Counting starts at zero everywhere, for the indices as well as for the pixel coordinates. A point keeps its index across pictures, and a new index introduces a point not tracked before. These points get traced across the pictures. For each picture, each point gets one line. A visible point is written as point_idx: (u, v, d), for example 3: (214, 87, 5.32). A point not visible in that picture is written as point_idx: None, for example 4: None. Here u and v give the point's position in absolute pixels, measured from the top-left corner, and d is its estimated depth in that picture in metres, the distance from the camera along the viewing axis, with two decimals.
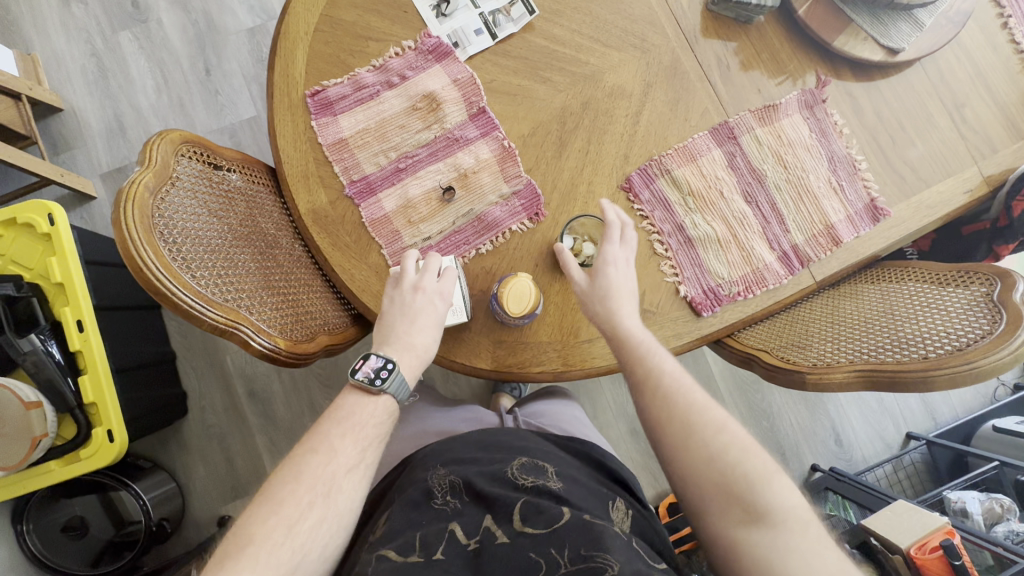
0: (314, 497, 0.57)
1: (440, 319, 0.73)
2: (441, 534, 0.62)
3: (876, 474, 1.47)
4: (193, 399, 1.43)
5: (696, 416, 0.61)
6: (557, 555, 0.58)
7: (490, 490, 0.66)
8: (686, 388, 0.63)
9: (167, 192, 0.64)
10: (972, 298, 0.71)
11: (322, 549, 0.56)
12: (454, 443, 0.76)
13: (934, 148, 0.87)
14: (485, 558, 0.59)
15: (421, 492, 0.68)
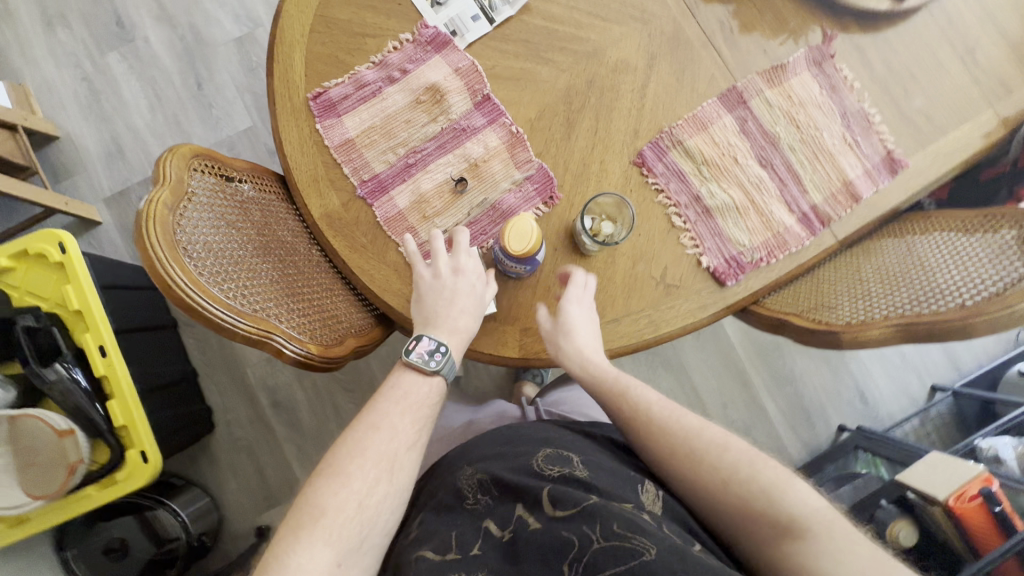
0: (383, 476, 0.60)
1: (479, 299, 0.74)
2: (478, 531, 0.63)
3: (905, 429, 1.44)
4: (219, 414, 1.44)
5: (704, 447, 0.65)
6: (589, 531, 0.57)
7: (517, 481, 0.65)
8: (675, 417, 0.69)
9: (185, 208, 0.63)
10: (1004, 241, 0.70)
11: (387, 523, 0.60)
12: (481, 438, 0.78)
13: (947, 94, 0.85)
14: (518, 546, 0.60)
15: (452, 494, 0.68)
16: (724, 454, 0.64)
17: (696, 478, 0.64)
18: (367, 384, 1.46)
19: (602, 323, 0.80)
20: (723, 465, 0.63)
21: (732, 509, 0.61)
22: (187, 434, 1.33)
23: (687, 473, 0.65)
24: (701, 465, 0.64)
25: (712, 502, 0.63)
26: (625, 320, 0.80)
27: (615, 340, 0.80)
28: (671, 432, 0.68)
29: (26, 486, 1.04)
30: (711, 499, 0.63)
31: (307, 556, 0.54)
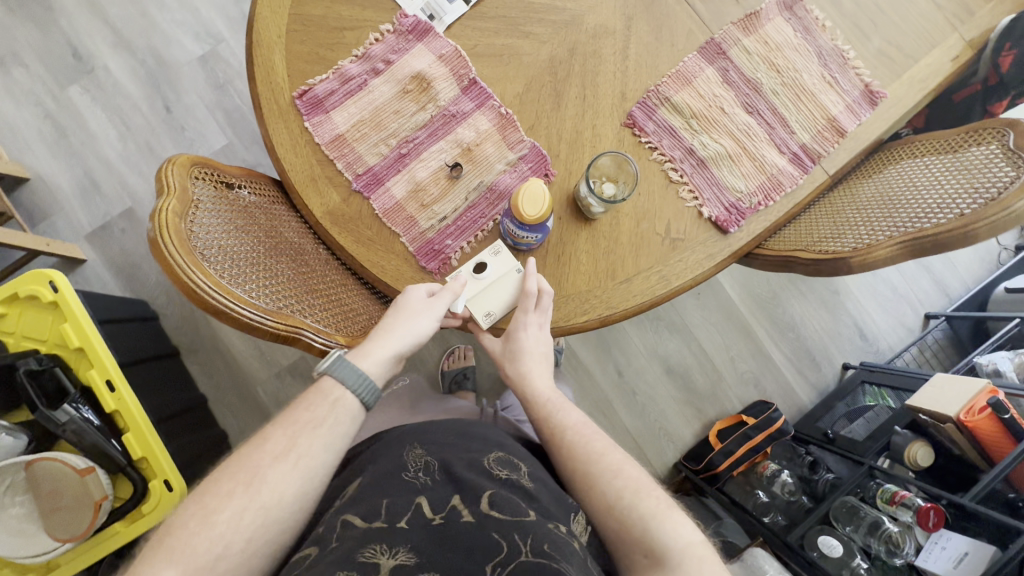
0: (247, 504, 0.53)
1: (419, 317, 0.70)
2: (410, 504, 0.60)
3: (905, 359, 1.51)
4: (234, 435, 1.42)
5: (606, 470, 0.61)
6: (518, 542, 0.54)
7: (466, 474, 0.64)
8: (586, 439, 0.65)
9: (193, 214, 0.62)
10: (988, 152, 0.73)
11: (244, 545, 0.52)
12: (434, 426, 0.77)
13: (914, 23, 0.88)
14: (449, 530, 0.57)
15: (396, 464, 0.68)
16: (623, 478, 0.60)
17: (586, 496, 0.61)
18: None
19: (614, 285, 0.81)
20: (613, 490, 0.59)
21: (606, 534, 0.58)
22: (205, 460, 1.31)
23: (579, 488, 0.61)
24: (596, 484, 0.60)
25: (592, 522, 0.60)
26: (637, 279, 0.82)
27: (629, 301, 0.81)
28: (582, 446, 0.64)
29: (50, 529, 1.00)
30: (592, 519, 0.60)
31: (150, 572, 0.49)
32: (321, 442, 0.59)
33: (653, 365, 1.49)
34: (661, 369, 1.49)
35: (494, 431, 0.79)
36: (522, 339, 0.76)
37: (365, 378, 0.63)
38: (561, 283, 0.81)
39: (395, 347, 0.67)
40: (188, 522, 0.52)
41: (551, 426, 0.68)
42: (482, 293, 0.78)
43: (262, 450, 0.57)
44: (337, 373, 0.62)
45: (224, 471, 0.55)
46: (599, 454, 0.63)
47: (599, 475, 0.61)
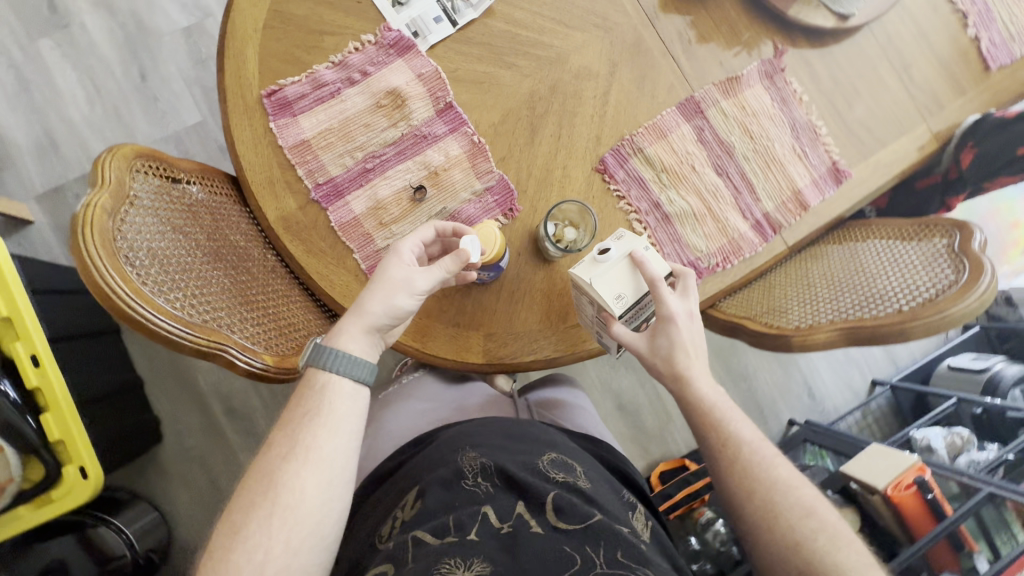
0: (271, 509, 0.54)
1: (399, 285, 0.65)
2: (475, 514, 0.61)
3: (848, 422, 1.54)
4: (168, 422, 1.37)
5: (791, 485, 0.61)
6: (592, 553, 0.57)
7: (526, 478, 0.64)
8: (771, 464, 0.62)
9: (125, 212, 0.60)
10: (935, 250, 0.76)
11: (284, 546, 0.54)
12: (480, 424, 0.75)
13: (887, 108, 0.91)
14: (519, 541, 0.58)
15: (451, 469, 0.66)
16: (809, 497, 0.60)
17: (761, 513, 0.59)
18: None
19: (565, 328, 0.81)
20: (800, 511, 0.59)
21: (790, 562, 0.57)
22: (133, 445, 1.26)
23: (755, 508, 0.60)
24: (780, 501, 0.59)
25: (762, 542, 0.59)
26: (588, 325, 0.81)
27: (579, 346, 0.81)
28: (752, 459, 0.63)
29: None
30: (763, 543, 0.59)
31: None
32: (321, 431, 0.59)
33: (606, 400, 1.49)
34: (613, 405, 1.50)
35: (547, 428, 0.77)
36: (675, 333, 0.68)
37: (349, 361, 0.62)
38: (511, 320, 0.80)
39: (370, 323, 0.64)
40: (222, 545, 0.54)
41: (709, 425, 0.66)
42: (609, 277, 0.68)
43: (270, 456, 0.58)
44: (317, 358, 0.62)
45: (248, 481, 0.57)
46: (773, 465, 0.62)
47: (786, 489, 0.60)
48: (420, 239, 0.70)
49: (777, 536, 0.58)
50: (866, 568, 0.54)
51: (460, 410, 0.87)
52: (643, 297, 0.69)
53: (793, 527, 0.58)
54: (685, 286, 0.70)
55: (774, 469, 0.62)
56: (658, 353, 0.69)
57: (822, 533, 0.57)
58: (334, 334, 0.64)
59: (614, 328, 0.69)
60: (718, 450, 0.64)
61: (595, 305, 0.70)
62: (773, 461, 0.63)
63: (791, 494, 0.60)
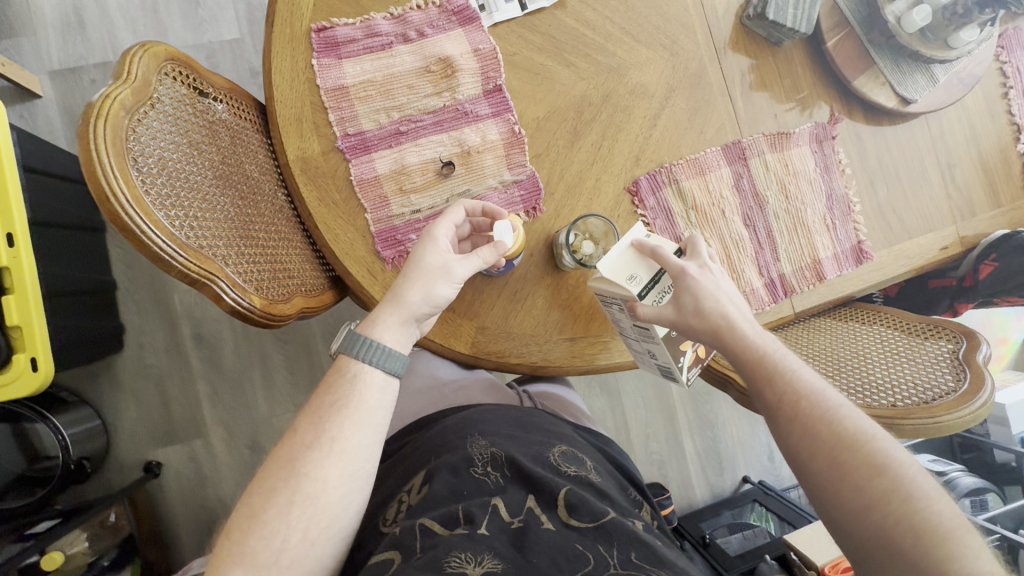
0: (292, 497, 0.55)
1: (437, 275, 0.65)
2: (485, 506, 0.59)
3: (798, 492, 1.58)
4: (132, 334, 1.33)
5: (859, 441, 0.50)
6: (605, 554, 0.55)
7: (536, 470, 0.62)
8: (837, 416, 0.51)
9: (144, 113, 0.57)
10: (939, 353, 0.78)
11: (302, 536, 0.56)
12: (494, 410, 0.73)
13: (923, 201, 0.90)
14: (529, 538, 0.56)
15: (459, 455, 0.64)
16: (882, 451, 0.49)
17: (825, 473, 0.50)
18: (301, 340, 1.37)
19: (558, 339, 0.79)
20: (868, 471, 0.48)
21: (858, 525, 0.48)
22: (94, 348, 1.22)
23: (819, 468, 0.50)
24: (844, 461, 0.49)
25: (826, 504, 0.50)
26: (580, 342, 0.80)
27: (566, 360, 0.79)
28: (813, 414, 0.52)
29: None
30: (827, 504, 0.50)
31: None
32: (348, 422, 0.60)
33: None
34: None
35: (555, 422, 0.75)
36: (695, 285, 0.60)
37: (383, 353, 0.62)
38: (507, 319, 0.79)
39: (407, 312, 0.64)
40: (241, 527, 0.55)
41: (762, 377, 0.56)
42: (617, 260, 0.64)
43: (294, 441, 0.59)
44: (351, 350, 0.62)
45: (267, 469, 0.58)
46: (839, 419, 0.51)
47: (853, 445, 0.50)
48: (452, 222, 0.68)
49: (843, 497, 0.49)
50: (951, 536, 0.44)
51: (466, 389, 0.83)
52: (660, 275, 0.63)
53: (861, 489, 0.48)
54: (697, 253, 0.64)
55: (839, 424, 0.51)
56: (688, 313, 0.60)
57: (894, 494, 0.47)
58: (368, 322, 0.64)
59: (639, 308, 0.61)
60: (774, 405, 0.55)
61: (618, 301, 0.65)
62: (840, 413, 0.52)
63: (859, 451, 0.49)
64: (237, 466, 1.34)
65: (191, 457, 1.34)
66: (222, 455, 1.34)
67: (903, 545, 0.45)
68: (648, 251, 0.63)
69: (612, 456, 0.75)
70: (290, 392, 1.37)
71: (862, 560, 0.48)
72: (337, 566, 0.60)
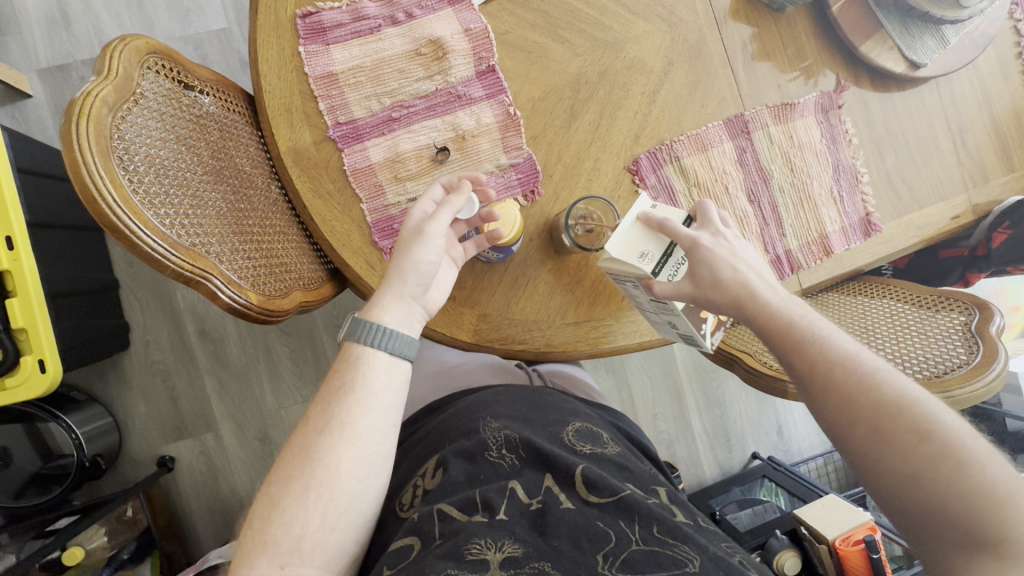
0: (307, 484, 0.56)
1: (415, 240, 0.64)
2: (503, 491, 0.58)
3: (808, 466, 1.58)
4: (137, 332, 1.34)
5: (901, 406, 0.48)
6: (627, 530, 0.54)
7: (551, 450, 0.61)
8: (873, 381, 0.50)
9: (128, 110, 0.55)
10: (950, 325, 0.76)
11: (320, 521, 0.56)
12: (506, 393, 0.72)
13: (933, 169, 0.88)
14: (548, 519, 0.55)
15: (473, 441, 0.64)
16: (926, 416, 0.47)
17: (867, 442, 0.49)
18: (306, 332, 1.37)
19: (561, 324, 0.79)
20: (912, 437, 0.47)
21: (907, 495, 0.46)
22: (101, 347, 1.23)
23: (859, 436, 0.49)
24: (884, 428, 0.48)
25: (872, 474, 0.49)
26: (583, 326, 0.79)
27: (569, 346, 0.79)
28: (847, 381, 0.51)
29: None
30: (868, 472, 0.49)
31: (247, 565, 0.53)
32: (355, 406, 0.59)
33: None
34: None
35: (568, 401, 0.73)
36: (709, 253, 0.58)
37: (382, 334, 0.62)
38: (509, 306, 0.78)
39: (400, 287, 0.64)
40: (259, 514, 0.56)
41: (792, 349, 0.54)
42: (626, 238, 0.61)
43: (306, 429, 0.59)
44: (353, 335, 0.62)
45: (281, 458, 0.58)
46: (876, 386, 0.50)
47: (893, 412, 0.48)
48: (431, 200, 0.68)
49: (888, 464, 0.47)
50: (1007, 499, 0.42)
51: (472, 372, 0.83)
52: (672, 249, 0.60)
53: (907, 456, 0.46)
54: (708, 219, 0.61)
55: (876, 391, 0.49)
56: (706, 287, 0.58)
57: (944, 460, 0.45)
58: (368, 307, 0.63)
59: (654, 285, 0.58)
60: (806, 375, 0.53)
61: (633, 280, 0.62)
62: (877, 379, 0.50)
63: (900, 417, 0.48)
64: (249, 458, 1.36)
65: (202, 451, 1.35)
66: (233, 447, 1.36)
67: (955, 512, 0.44)
68: (656, 225, 0.60)
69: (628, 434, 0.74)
70: (298, 384, 1.38)
71: (917, 528, 0.46)
72: (360, 551, 0.61)
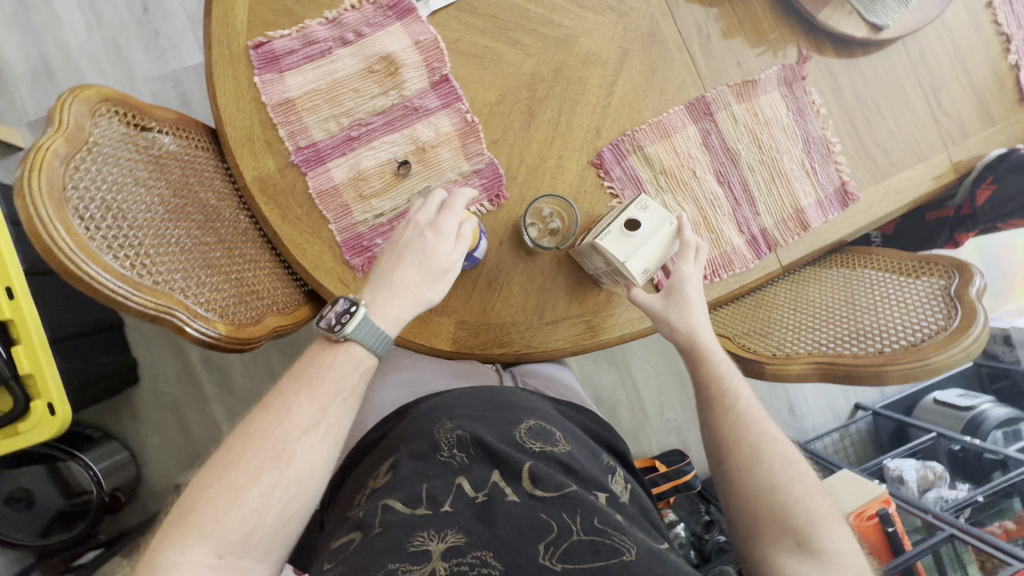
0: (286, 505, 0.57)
1: (428, 254, 0.67)
2: (449, 487, 0.59)
3: (825, 442, 1.51)
4: (143, 366, 1.37)
5: (777, 440, 0.63)
6: (568, 521, 0.55)
7: (499, 446, 0.62)
8: (762, 417, 0.65)
9: (82, 159, 0.57)
10: (930, 291, 0.74)
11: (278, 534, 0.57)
12: (466, 394, 0.73)
13: (907, 131, 0.86)
14: (494, 511, 0.56)
15: (427, 442, 0.64)
16: (790, 450, 0.62)
17: (746, 458, 0.61)
18: (307, 351, 1.39)
19: (540, 324, 0.79)
20: (782, 461, 0.60)
21: (760, 503, 0.59)
22: (109, 384, 1.27)
23: (741, 453, 0.62)
24: (758, 468, 0.60)
25: (742, 485, 0.61)
26: (563, 325, 0.79)
27: (550, 345, 0.79)
28: (747, 413, 0.65)
29: None
30: (738, 483, 0.61)
31: (180, 550, 0.52)
32: (349, 410, 0.62)
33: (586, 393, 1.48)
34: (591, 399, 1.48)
35: (530, 399, 0.73)
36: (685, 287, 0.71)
37: (382, 339, 0.64)
38: (485, 311, 0.78)
39: (415, 298, 0.66)
40: None
41: (706, 380, 0.68)
42: (644, 250, 0.69)
43: None
44: (362, 338, 0.63)
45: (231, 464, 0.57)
46: (764, 421, 0.64)
47: (772, 441, 0.62)
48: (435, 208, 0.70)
49: (756, 478, 0.60)
50: (829, 518, 0.57)
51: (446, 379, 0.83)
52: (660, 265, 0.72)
53: (773, 473, 0.60)
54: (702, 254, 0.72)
55: (765, 424, 0.64)
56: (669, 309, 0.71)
57: (797, 482, 0.59)
58: (379, 311, 0.65)
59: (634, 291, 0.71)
60: (715, 398, 0.66)
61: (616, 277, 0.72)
62: (764, 417, 0.65)
63: (775, 447, 0.62)
64: None
65: None
66: None
67: (794, 520, 0.57)
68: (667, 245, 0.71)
69: (591, 428, 0.74)
70: None
71: (759, 532, 0.59)
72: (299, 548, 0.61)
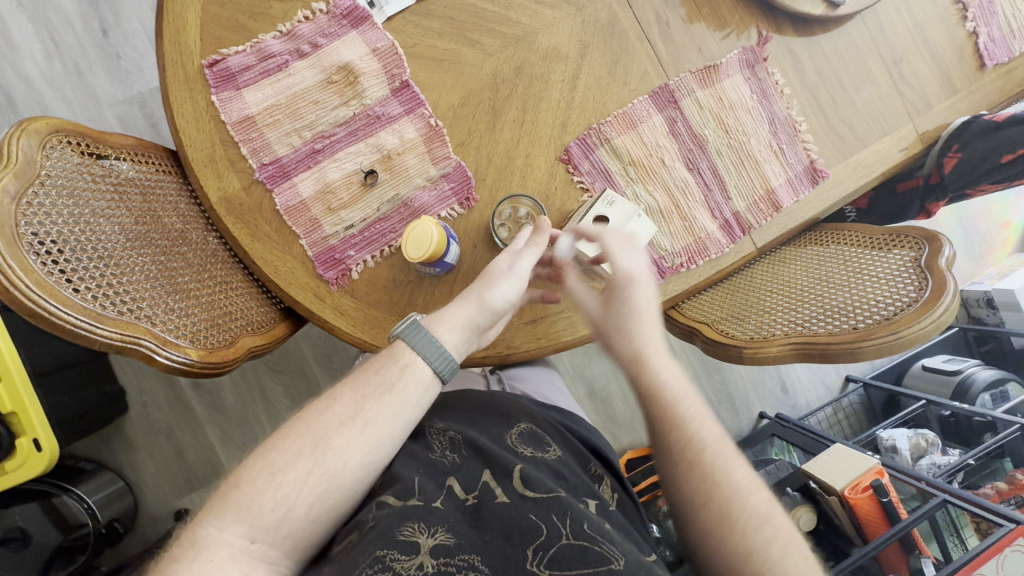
0: None
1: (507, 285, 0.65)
2: (441, 486, 0.58)
3: (818, 418, 1.55)
4: (132, 394, 1.36)
5: None
6: (558, 522, 0.54)
7: (490, 448, 0.62)
8: None
9: (34, 194, 0.57)
10: (902, 263, 0.74)
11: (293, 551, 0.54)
12: (457, 398, 0.73)
13: (872, 105, 0.86)
14: (482, 513, 0.55)
15: (420, 443, 0.65)
16: None
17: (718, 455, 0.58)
18: (295, 367, 1.38)
19: (521, 324, 0.79)
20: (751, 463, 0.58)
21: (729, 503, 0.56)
22: (98, 415, 1.25)
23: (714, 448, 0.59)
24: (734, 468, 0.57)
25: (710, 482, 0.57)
26: (544, 322, 0.79)
27: (533, 343, 0.78)
28: None
29: None
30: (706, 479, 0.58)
31: (218, 526, 0.52)
32: (386, 408, 0.58)
33: (578, 387, 1.48)
34: (584, 392, 1.48)
35: (518, 398, 0.74)
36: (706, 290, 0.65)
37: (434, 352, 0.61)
38: None
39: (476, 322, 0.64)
40: None
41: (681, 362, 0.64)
42: None
43: None
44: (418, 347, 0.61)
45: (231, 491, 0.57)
46: None
47: None
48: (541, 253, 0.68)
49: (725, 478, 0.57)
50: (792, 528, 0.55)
51: None
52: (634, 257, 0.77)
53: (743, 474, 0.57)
54: None
55: None
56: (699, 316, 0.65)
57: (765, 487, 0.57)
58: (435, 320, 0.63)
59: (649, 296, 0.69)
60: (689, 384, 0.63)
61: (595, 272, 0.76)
62: None
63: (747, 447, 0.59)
64: None
65: None
66: None
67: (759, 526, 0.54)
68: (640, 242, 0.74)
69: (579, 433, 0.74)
70: None
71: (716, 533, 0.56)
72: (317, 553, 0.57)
